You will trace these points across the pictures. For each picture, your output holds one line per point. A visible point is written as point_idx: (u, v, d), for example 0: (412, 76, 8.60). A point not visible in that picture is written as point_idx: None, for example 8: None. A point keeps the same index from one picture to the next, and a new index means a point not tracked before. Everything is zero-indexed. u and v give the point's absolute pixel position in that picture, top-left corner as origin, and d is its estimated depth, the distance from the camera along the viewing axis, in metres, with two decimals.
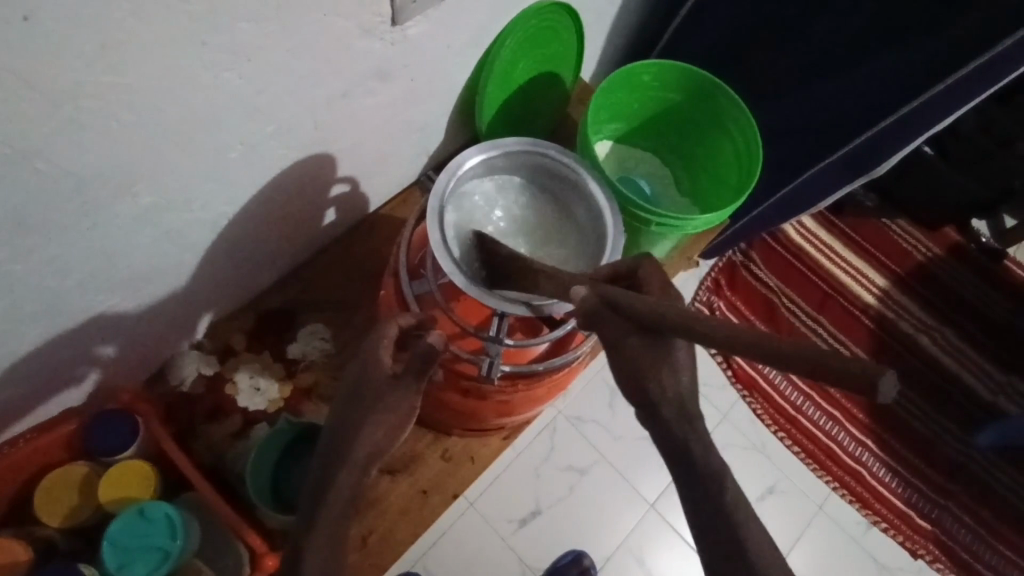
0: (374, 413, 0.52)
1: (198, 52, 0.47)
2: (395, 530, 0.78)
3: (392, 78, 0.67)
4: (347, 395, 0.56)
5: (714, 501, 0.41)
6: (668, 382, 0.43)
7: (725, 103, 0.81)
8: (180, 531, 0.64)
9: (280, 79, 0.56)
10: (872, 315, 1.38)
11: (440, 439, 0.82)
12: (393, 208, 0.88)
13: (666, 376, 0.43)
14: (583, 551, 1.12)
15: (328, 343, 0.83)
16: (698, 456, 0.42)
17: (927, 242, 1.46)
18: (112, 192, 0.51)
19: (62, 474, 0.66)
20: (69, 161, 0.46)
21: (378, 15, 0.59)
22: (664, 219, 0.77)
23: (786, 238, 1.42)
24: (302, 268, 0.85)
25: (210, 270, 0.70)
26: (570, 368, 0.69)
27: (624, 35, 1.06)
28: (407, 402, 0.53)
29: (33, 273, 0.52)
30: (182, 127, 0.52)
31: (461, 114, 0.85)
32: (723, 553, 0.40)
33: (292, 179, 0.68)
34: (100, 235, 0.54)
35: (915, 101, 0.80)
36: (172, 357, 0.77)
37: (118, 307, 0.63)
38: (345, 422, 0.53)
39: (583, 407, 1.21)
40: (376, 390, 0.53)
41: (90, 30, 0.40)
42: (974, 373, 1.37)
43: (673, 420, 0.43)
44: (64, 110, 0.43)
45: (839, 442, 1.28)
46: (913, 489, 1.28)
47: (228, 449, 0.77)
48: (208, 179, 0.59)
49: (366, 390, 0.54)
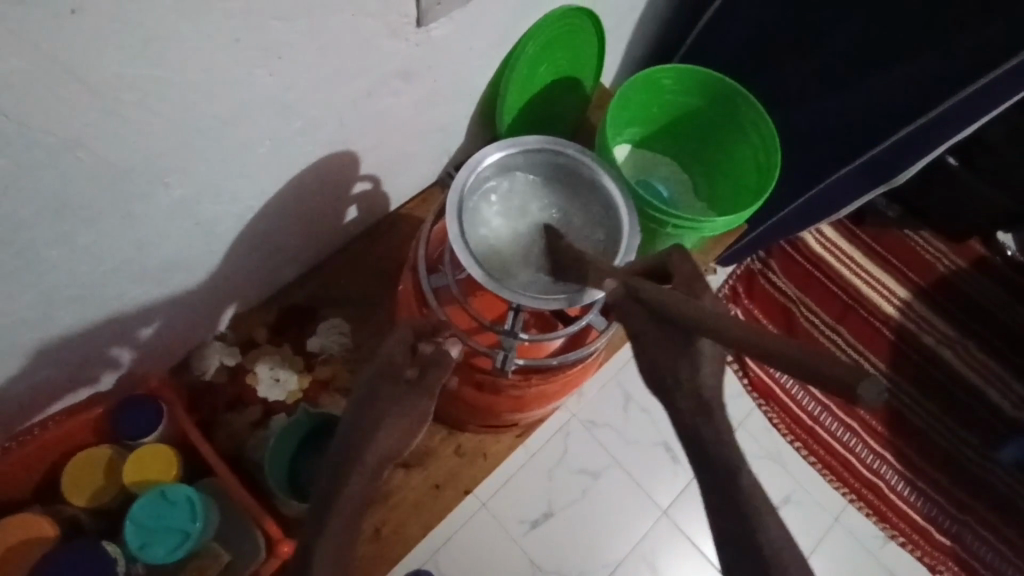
0: (391, 413, 0.54)
1: (233, 50, 0.49)
2: (409, 523, 0.79)
3: (415, 79, 0.69)
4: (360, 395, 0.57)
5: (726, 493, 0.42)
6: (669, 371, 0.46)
7: (745, 107, 0.82)
8: (199, 513, 0.66)
9: (310, 76, 0.58)
10: (893, 326, 1.37)
11: (454, 435, 0.83)
12: (412, 207, 0.90)
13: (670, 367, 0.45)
14: None
15: (347, 338, 0.84)
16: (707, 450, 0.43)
17: (950, 254, 1.44)
18: (145, 182, 0.53)
19: (88, 456, 0.69)
20: (108, 151, 0.49)
21: (404, 16, 0.60)
22: (680, 220, 0.78)
23: (806, 247, 1.41)
24: (323, 264, 0.86)
25: (235, 262, 0.72)
26: (583, 364, 0.70)
27: (645, 41, 1.07)
28: (419, 408, 0.56)
29: (70, 259, 0.54)
30: (215, 121, 0.54)
31: (482, 115, 0.86)
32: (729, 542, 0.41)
33: (316, 176, 0.70)
34: (134, 224, 0.56)
35: (943, 104, 0.80)
36: (197, 347, 0.79)
37: (148, 296, 0.65)
38: (356, 419, 0.55)
39: (598, 411, 1.21)
40: (390, 392, 0.56)
41: (132, 25, 0.42)
42: (998, 387, 1.35)
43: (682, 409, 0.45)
44: (106, 101, 0.45)
45: (857, 454, 1.27)
46: (933, 504, 1.26)
47: (248, 437, 0.79)
48: (237, 173, 0.61)
49: (380, 391, 0.56)
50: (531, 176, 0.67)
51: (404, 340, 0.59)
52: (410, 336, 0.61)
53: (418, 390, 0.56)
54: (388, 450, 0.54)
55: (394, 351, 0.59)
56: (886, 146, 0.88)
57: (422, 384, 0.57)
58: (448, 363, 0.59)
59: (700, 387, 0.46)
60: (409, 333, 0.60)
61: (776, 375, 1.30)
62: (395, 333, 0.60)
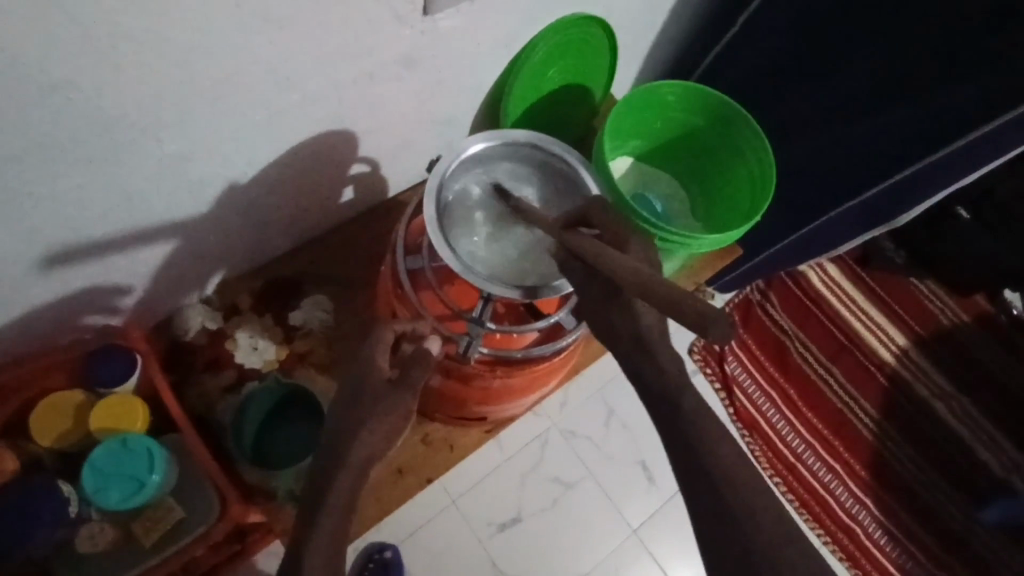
0: (375, 412, 0.55)
1: (233, 14, 0.51)
2: (368, 504, 0.80)
3: (419, 66, 0.71)
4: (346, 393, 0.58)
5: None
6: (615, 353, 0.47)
7: (746, 131, 0.83)
8: (158, 465, 0.67)
9: (310, 51, 0.59)
10: (887, 372, 1.36)
11: (424, 424, 0.84)
12: (410, 196, 0.91)
13: None
14: None
15: (329, 316, 0.85)
16: None
17: (955, 307, 1.43)
18: (138, 133, 0.55)
19: (58, 399, 0.70)
20: (103, 97, 0.50)
21: (410, 2, 0.62)
22: (668, 234, 0.78)
23: (807, 283, 1.40)
24: (317, 241, 0.87)
25: (225, 227, 0.74)
26: (551, 361, 0.70)
27: (662, 59, 1.08)
28: (402, 404, 0.56)
29: (58, 199, 0.56)
30: (211, 82, 0.55)
31: (487, 112, 0.88)
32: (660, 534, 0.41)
33: (313, 151, 0.72)
34: (123, 174, 0.58)
35: (936, 155, 0.81)
36: (180, 307, 0.80)
37: (134, 248, 0.67)
38: (342, 418, 0.55)
39: (578, 422, 1.21)
40: (374, 392, 0.56)
41: None
42: (988, 447, 1.33)
43: None
44: (103, 49, 0.47)
45: (837, 497, 1.26)
46: (908, 555, 1.24)
47: (219, 401, 0.80)
48: (231, 138, 0.62)
49: (363, 390, 0.56)
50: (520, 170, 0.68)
51: (383, 342, 0.60)
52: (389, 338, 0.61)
53: (400, 388, 0.57)
54: (372, 447, 0.54)
55: (377, 353, 0.59)
56: (880, 190, 0.89)
57: (405, 382, 0.57)
58: (427, 362, 0.60)
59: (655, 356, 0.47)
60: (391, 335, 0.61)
61: (762, 406, 1.30)
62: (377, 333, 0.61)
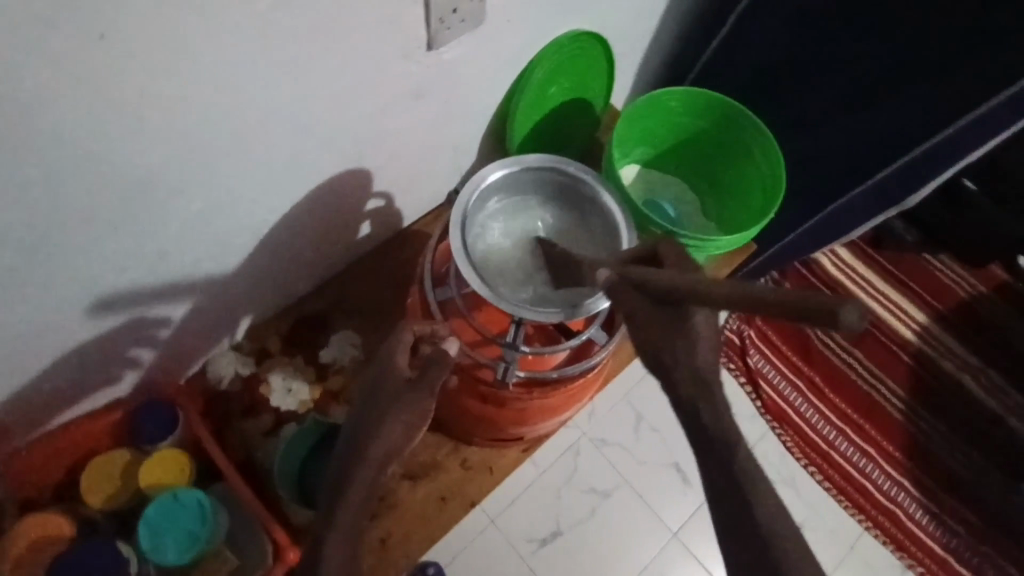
0: (394, 411, 0.55)
1: (251, 69, 0.52)
2: (414, 534, 0.80)
3: (427, 99, 0.72)
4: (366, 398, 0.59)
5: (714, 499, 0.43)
6: (667, 358, 0.46)
7: (751, 129, 0.84)
8: (210, 517, 0.68)
9: (325, 97, 0.61)
10: (910, 351, 1.35)
11: (461, 448, 0.85)
12: (425, 224, 0.92)
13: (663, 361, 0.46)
14: None
15: (358, 350, 0.86)
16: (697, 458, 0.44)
17: (971, 279, 1.43)
18: (167, 193, 0.56)
19: (105, 459, 0.71)
20: (131, 163, 0.51)
21: (416, 39, 0.63)
22: (684, 239, 0.79)
23: (821, 270, 1.40)
24: (338, 278, 0.89)
25: (251, 275, 0.75)
26: (586, 377, 0.71)
27: (657, 64, 1.09)
28: (421, 406, 0.56)
29: (95, 264, 0.57)
30: (236, 136, 0.57)
31: (493, 135, 0.89)
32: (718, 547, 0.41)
33: (330, 191, 0.73)
34: (155, 233, 0.59)
35: (950, 128, 0.82)
36: (211, 356, 0.81)
37: (167, 304, 0.68)
38: (365, 420, 0.56)
39: (608, 430, 1.21)
40: (393, 393, 0.57)
41: (160, 48, 0.46)
42: (1019, 416, 1.32)
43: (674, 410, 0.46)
44: (133, 117, 0.48)
45: (873, 481, 1.25)
46: (952, 533, 1.23)
47: (258, 445, 0.81)
48: (255, 187, 0.64)
49: (383, 392, 0.57)
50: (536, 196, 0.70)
51: (402, 343, 0.61)
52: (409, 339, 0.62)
53: (420, 389, 0.56)
54: (391, 447, 0.54)
55: (397, 353, 0.60)
56: (891, 171, 0.90)
57: (423, 381, 0.57)
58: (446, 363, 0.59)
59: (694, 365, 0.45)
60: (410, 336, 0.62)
61: (789, 396, 1.29)
62: (396, 334, 0.62)
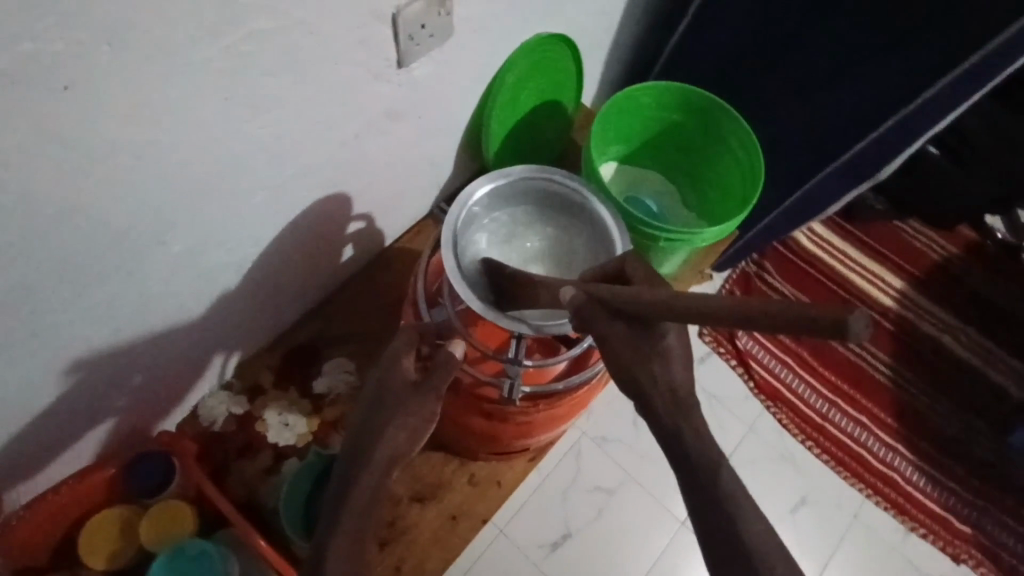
0: (399, 414, 0.55)
1: (221, 107, 0.51)
2: (427, 557, 0.79)
3: (400, 118, 0.71)
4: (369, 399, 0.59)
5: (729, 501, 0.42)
6: (659, 373, 0.46)
7: (724, 118, 0.84)
8: (220, 563, 0.69)
9: (300, 126, 0.59)
10: (891, 318, 1.38)
11: (467, 464, 0.84)
12: (408, 240, 0.91)
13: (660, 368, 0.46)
14: None
15: (352, 376, 0.84)
16: (715, 461, 0.44)
17: (942, 242, 1.46)
18: (146, 240, 0.54)
19: (104, 518, 0.71)
20: (107, 215, 0.49)
21: (385, 59, 0.62)
22: (671, 234, 0.79)
23: (800, 246, 1.42)
24: (325, 304, 0.87)
25: (236, 313, 0.73)
26: (589, 385, 0.70)
27: (622, 60, 1.09)
28: (426, 409, 0.56)
29: (76, 321, 0.55)
30: (212, 175, 0.55)
31: (468, 145, 0.88)
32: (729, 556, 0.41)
33: (311, 219, 0.72)
34: (136, 282, 0.57)
35: (916, 102, 0.83)
36: (202, 398, 0.79)
37: (152, 352, 0.66)
38: (369, 421, 0.56)
39: (607, 427, 1.21)
40: (398, 395, 0.57)
41: (127, 94, 0.44)
42: (1001, 371, 1.36)
43: (679, 414, 0.45)
44: (103, 168, 0.46)
45: (868, 448, 1.26)
46: (950, 492, 1.25)
47: (260, 485, 0.78)
48: (235, 224, 0.62)
49: (388, 394, 0.57)
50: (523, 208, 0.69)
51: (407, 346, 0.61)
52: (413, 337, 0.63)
53: (424, 393, 0.57)
54: (396, 449, 0.54)
55: (400, 353, 0.60)
56: (863, 145, 0.91)
57: (427, 386, 0.57)
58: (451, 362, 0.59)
59: (672, 380, 0.46)
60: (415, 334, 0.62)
61: (781, 374, 1.30)
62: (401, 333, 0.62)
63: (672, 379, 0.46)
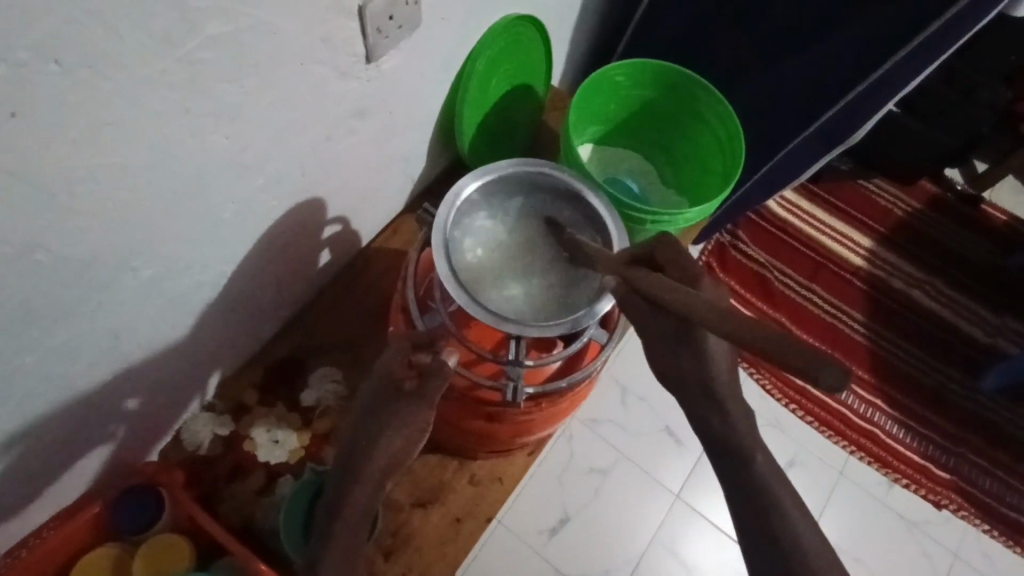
0: (388, 426, 0.54)
1: (184, 120, 0.47)
2: (434, 563, 0.77)
3: (372, 115, 0.68)
4: (358, 414, 0.57)
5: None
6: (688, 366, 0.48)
7: (700, 93, 0.82)
8: None
9: (266, 133, 0.55)
10: (862, 276, 1.38)
11: (466, 464, 0.82)
12: (386, 238, 0.88)
13: (688, 360, 0.49)
14: None
15: (340, 385, 0.81)
16: None
17: (905, 198, 1.46)
18: (114, 269, 0.51)
19: (94, 559, 0.68)
20: (69, 248, 0.46)
21: (353, 54, 0.59)
22: (656, 216, 0.78)
23: (770, 213, 1.42)
24: (304, 312, 0.84)
25: (211, 332, 0.69)
26: (587, 381, 0.69)
27: (587, 37, 1.07)
28: (418, 419, 0.55)
29: (44, 362, 0.51)
30: (178, 193, 0.51)
31: (441, 137, 0.85)
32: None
33: (286, 227, 0.68)
34: (105, 313, 0.53)
35: (885, 66, 0.82)
36: (184, 423, 0.75)
37: (128, 383, 0.62)
38: (359, 436, 0.55)
39: (596, 409, 1.21)
40: (386, 407, 0.55)
41: (81, 116, 0.40)
42: (971, 320, 1.36)
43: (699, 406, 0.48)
44: (61, 198, 0.43)
45: (849, 406, 1.27)
46: (929, 441, 1.26)
47: (255, 507, 0.75)
48: (207, 240, 0.58)
49: (377, 407, 0.56)
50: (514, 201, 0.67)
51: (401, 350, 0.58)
52: (406, 349, 0.58)
53: (416, 403, 0.55)
54: (389, 461, 0.54)
55: (391, 364, 0.57)
56: (836, 111, 0.89)
57: (421, 395, 0.55)
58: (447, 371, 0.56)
59: None
60: (405, 345, 0.58)
61: None
62: (391, 345, 0.58)
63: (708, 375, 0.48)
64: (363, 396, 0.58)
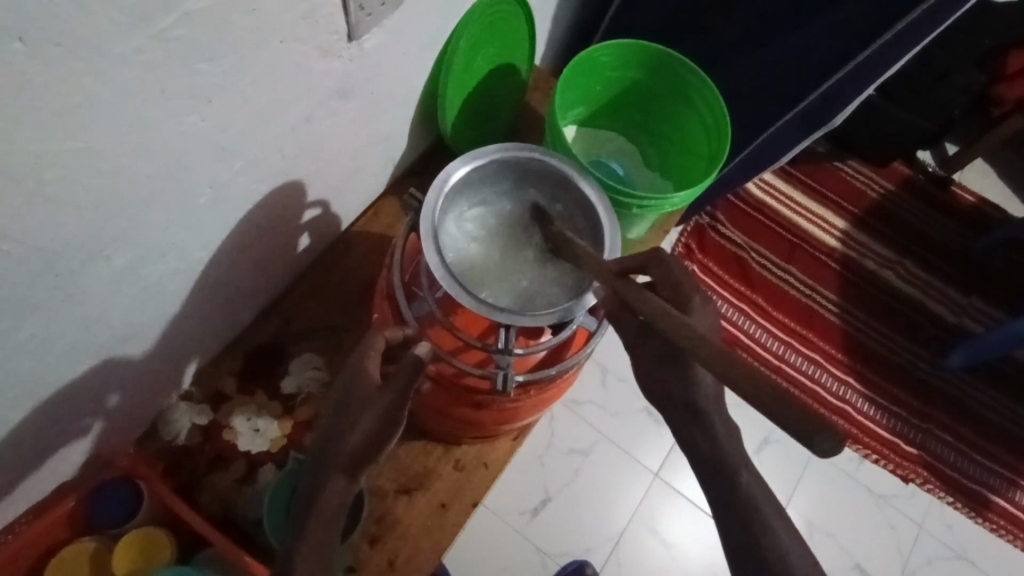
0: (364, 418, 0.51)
1: (158, 101, 0.45)
2: (419, 551, 0.77)
3: (354, 94, 0.65)
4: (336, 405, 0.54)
5: (727, 502, 0.41)
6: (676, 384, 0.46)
7: (687, 75, 0.81)
8: None
9: (243, 114, 0.53)
10: (837, 257, 1.39)
11: (451, 450, 0.82)
12: (366, 221, 0.86)
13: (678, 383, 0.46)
14: (586, 560, 1.10)
15: (322, 372, 0.79)
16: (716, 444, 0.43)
17: (879, 179, 1.48)
18: (85, 258, 0.48)
19: (72, 553, 0.67)
20: (40, 236, 0.43)
21: (334, 33, 0.56)
22: (644, 201, 0.77)
23: (749, 194, 1.42)
24: (282, 297, 0.82)
25: (186, 320, 0.67)
26: (573, 369, 0.69)
27: (570, 16, 1.05)
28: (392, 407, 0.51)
29: (13, 355, 0.48)
30: (152, 177, 0.49)
31: (423, 117, 0.83)
32: (740, 546, 0.39)
33: (264, 212, 0.66)
34: (78, 303, 0.51)
35: (866, 51, 0.82)
36: (162, 412, 0.74)
37: (101, 376, 0.60)
38: (335, 428, 0.52)
39: (578, 390, 1.20)
40: (362, 399, 0.52)
41: (47, 97, 0.37)
42: (938, 298, 1.39)
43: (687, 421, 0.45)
44: (26, 184, 0.40)
45: (822, 384, 1.29)
46: (897, 418, 1.29)
47: (236, 495, 0.74)
48: (182, 226, 0.56)
49: (353, 398, 0.53)
50: (518, 151, 0.65)
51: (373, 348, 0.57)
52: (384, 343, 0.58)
53: (392, 391, 0.52)
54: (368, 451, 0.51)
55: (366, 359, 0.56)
56: (817, 94, 0.89)
57: (395, 384, 0.52)
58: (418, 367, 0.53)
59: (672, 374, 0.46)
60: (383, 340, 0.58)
61: (736, 320, 1.32)
62: (370, 339, 0.58)
63: (690, 386, 0.46)
64: (338, 385, 0.56)
